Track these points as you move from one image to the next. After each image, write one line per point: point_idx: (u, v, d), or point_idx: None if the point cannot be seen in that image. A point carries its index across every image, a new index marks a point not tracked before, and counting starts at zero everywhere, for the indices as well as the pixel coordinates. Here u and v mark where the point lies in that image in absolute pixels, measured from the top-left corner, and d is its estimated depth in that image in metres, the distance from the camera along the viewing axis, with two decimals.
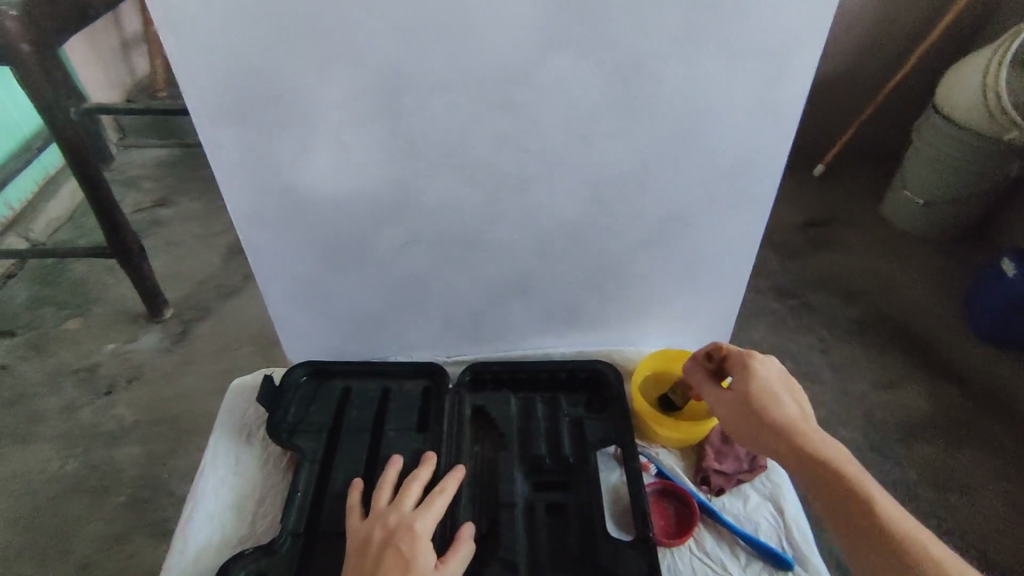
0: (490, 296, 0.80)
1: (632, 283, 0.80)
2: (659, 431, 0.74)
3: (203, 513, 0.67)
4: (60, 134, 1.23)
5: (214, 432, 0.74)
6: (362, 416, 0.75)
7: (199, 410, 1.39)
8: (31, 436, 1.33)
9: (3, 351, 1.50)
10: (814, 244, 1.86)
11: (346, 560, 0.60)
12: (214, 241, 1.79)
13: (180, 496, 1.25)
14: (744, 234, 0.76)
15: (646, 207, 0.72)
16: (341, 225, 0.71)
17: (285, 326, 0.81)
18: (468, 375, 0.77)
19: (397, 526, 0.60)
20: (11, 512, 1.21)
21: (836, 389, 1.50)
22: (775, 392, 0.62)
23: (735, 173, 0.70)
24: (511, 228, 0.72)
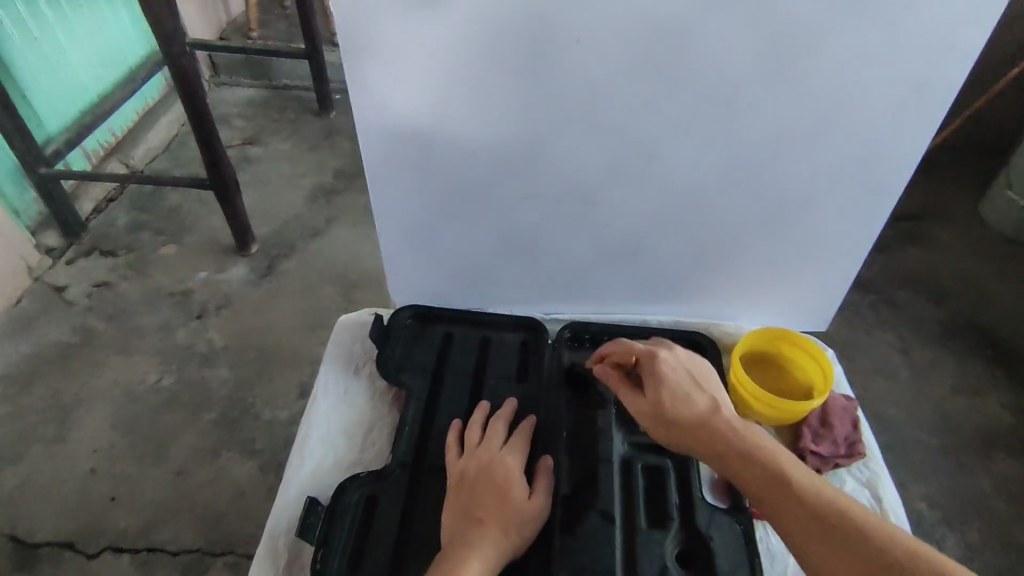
0: (596, 257, 0.81)
1: (739, 257, 0.80)
2: (755, 408, 0.73)
3: (317, 435, 0.72)
4: (175, 65, 1.29)
5: (323, 362, 0.78)
6: (464, 361, 0.77)
7: (282, 343, 1.46)
8: (132, 350, 1.43)
9: (107, 269, 1.60)
10: (905, 239, 1.77)
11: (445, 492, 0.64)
12: (299, 182, 1.85)
13: (265, 421, 1.33)
14: (866, 219, 0.74)
15: (771, 181, 0.71)
16: (463, 173, 0.72)
17: (394, 267, 0.83)
18: (568, 331, 0.79)
19: (491, 461, 0.63)
20: (114, 416, 1.31)
21: (912, 389, 1.46)
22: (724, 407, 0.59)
23: (871, 155, 0.68)
24: (629, 191, 0.73)
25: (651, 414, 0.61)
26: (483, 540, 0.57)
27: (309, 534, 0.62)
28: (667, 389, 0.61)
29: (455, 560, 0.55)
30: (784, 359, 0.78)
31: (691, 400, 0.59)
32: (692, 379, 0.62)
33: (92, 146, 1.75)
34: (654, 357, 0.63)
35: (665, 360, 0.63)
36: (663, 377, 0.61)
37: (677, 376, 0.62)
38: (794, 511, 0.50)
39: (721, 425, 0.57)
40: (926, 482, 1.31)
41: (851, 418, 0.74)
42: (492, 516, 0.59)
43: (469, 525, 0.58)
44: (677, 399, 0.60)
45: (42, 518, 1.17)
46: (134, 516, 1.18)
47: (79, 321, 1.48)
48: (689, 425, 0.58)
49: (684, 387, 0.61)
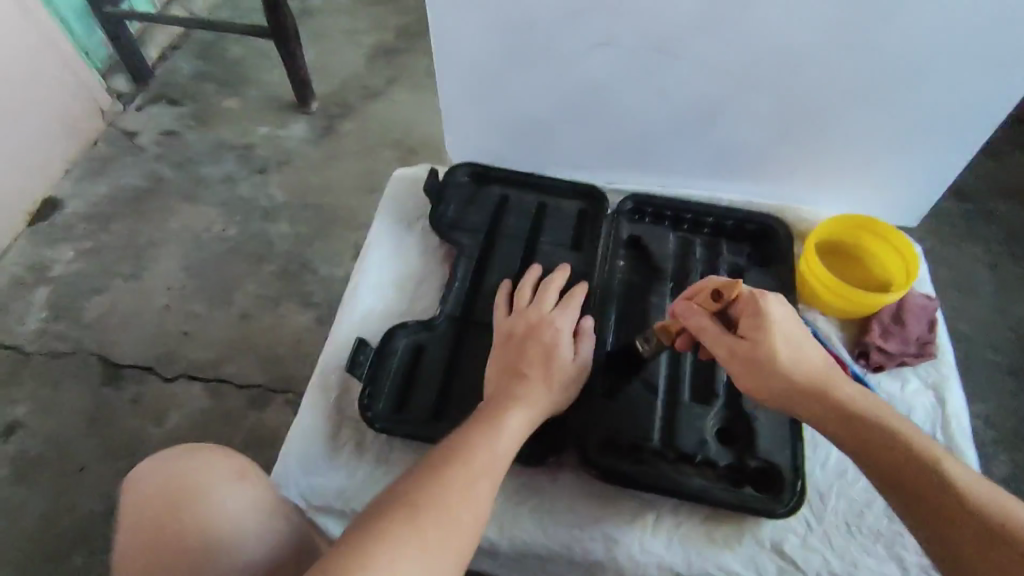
0: (670, 121, 0.74)
1: (831, 129, 0.71)
2: (825, 299, 0.69)
3: (368, 284, 0.72)
4: None
5: (376, 216, 0.78)
6: (518, 224, 0.75)
7: (339, 204, 1.47)
8: (199, 199, 1.48)
9: (174, 117, 1.62)
10: (1022, 144, 1.57)
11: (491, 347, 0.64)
12: (359, 39, 1.77)
13: (322, 276, 1.37)
14: (993, 86, 0.64)
15: (886, 37, 0.61)
16: (532, 13, 0.65)
17: (452, 120, 0.79)
18: (630, 203, 0.75)
19: (539, 321, 0.63)
20: (184, 260, 1.39)
21: (994, 307, 1.35)
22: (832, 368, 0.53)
23: (1019, 2, 0.57)
24: (716, 44, 0.64)
25: (752, 361, 0.53)
26: (526, 393, 0.57)
27: (358, 371, 0.65)
28: (779, 341, 0.52)
29: (497, 410, 0.56)
30: (863, 250, 0.72)
31: (805, 356, 0.52)
32: (796, 327, 0.54)
33: None
34: (762, 297, 0.53)
35: (772, 303, 0.54)
36: (774, 323, 0.53)
37: (786, 321, 0.54)
38: (927, 496, 0.46)
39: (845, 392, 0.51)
40: (988, 401, 1.25)
41: (927, 318, 0.69)
42: (536, 371, 0.59)
43: (514, 379, 0.59)
44: (789, 352, 0.52)
45: (125, 344, 1.28)
46: (205, 351, 1.27)
47: (150, 167, 1.53)
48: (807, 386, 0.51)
49: (795, 339, 0.53)
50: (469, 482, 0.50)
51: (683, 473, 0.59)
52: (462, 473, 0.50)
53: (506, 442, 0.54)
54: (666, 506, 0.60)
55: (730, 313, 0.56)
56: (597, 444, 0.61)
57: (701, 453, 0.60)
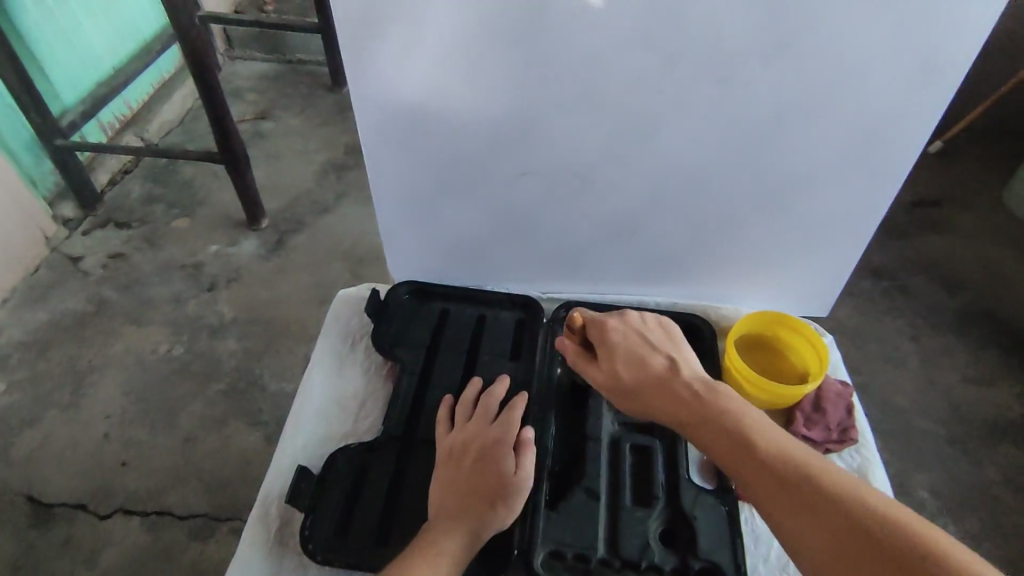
0: (594, 235, 0.80)
1: (737, 238, 0.79)
2: (749, 392, 0.73)
3: (311, 407, 0.73)
4: (186, 39, 1.29)
5: (321, 336, 0.79)
6: (459, 337, 0.78)
7: (290, 317, 1.48)
8: (145, 320, 1.46)
9: (122, 240, 1.63)
10: (922, 226, 1.73)
11: (434, 465, 0.64)
12: (310, 158, 1.86)
13: (271, 392, 1.35)
14: (870, 201, 0.73)
15: (770, 161, 0.69)
16: (459, 149, 0.72)
17: (393, 243, 0.84)
18: (564, 311, 0.80)
19: (481, 436, 0.64)
20: (127, 384, 1.35)
21: (921, 378, 1.43)
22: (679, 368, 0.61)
23: (871, 135, 0.66)
24: (625, 169, 0.72)
25: (607, 380, 0.63)
26: (467, 513, 0.58)
27: (300, 501, 0.63)
28: (621, 360, 0.63)
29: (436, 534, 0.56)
30: (780, 344, 0.78)
31: (645, 363, 0.62)
32: (645, 344, 0.64)
33: (108, 119, 1.77)
34: (606, 325, 0.66)
35: (614, 327, 0.66)
36: (615, 346, 0.64)
37: (628, 343, 0.64)
38: (756, 472, 0.52)
39: (678, 384, 0.59)
40: (930, 471, 1.29)
41: (846, 405, 0.73)
42: (478, 487, 0.60)
43: (455, 498, 0.59)
44: (632, 368, 0.62)
45: (58, 480, 1.21)
46: (145, 481, 1.21)
47: (94, 290, 1.52)
48: (648, 385, 0.61)
49: (639, 354, 0.63)
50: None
51: None
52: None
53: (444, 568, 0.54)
54: None
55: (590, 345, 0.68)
56: (544, 558, 0.61)
57: (646, 558, 0.61)
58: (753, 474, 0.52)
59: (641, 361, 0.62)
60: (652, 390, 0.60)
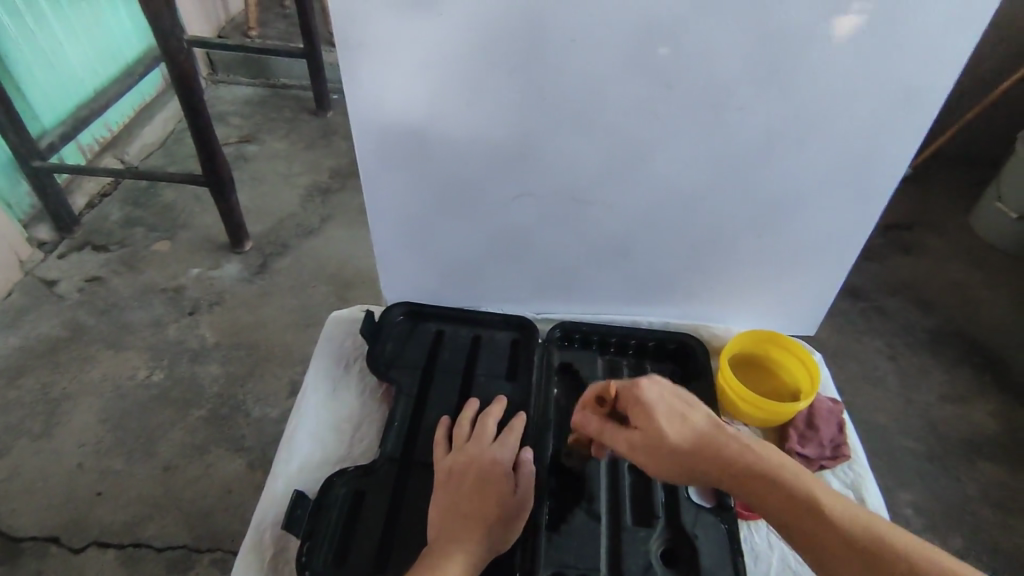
0: (588, 256, 0.81)
1: (728, 260, 0.80)
2: (741, 409, 0.74)
3: (305, 430, 0.72)
4: (172, 62, 1.30)
5: (314, 359, 0.78)
6: (454, 358, 0.78)
7: (274, 341, 1.46)
8: (123, 345, 1.43)
9: (99, 263, 1.59)
10: (894, 249, 1.79)
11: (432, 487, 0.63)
12: (294, 181, 1.85)
13: (255, 418, 1.32)
14: (854, 223, 0.75)
15: (761, 184, 0.72)
16: (457, 170, 0.73)
17: (387, 264, 0.84)
18: (558, 330, 0.80)
19: (480, 457, 0.63)
20: (103, 411, 1.31)
21: (900, 397, 1.47)
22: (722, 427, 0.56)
23: (855, 160, 0.69)
24: (621, 192, 0.73)
25: (649, 446, 0.56)
26: (468, 536, 0.57)
27: (296, 528, 0.62)
28: (663, 420, 0.57)
29: (437, 560, 0.55)
30: (771, 362, 0.79)
31: (690, 423, 0.56)
32: (681, 401, 0.58)
33: (87, 141, 1.75)
34: (636, 385, 0.59)
35: (647, 384, 0.59)
36: (651, 405, 0.57)
37: (667, 402, 0.58)
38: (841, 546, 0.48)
39: (732, 447, 0.54)
40: (913, 489, 1.31)
41: (837, 421, 0.74)
42: (480, 509, 0.59)
43: (456, 521, 0.58)
44: (679, 429, 0.56)
45: (29, 512, 1.16)
46: (121, 512, 1.17)
47: (70, 315, 1.48)
48: (701, 451, 0.54)
49: (680, 413, 0.57)
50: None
51: None
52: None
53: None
54: None
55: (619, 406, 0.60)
56: None
57: None
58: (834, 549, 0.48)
59: (686, 421, 0.56)
60: (707, 456, 0.54)
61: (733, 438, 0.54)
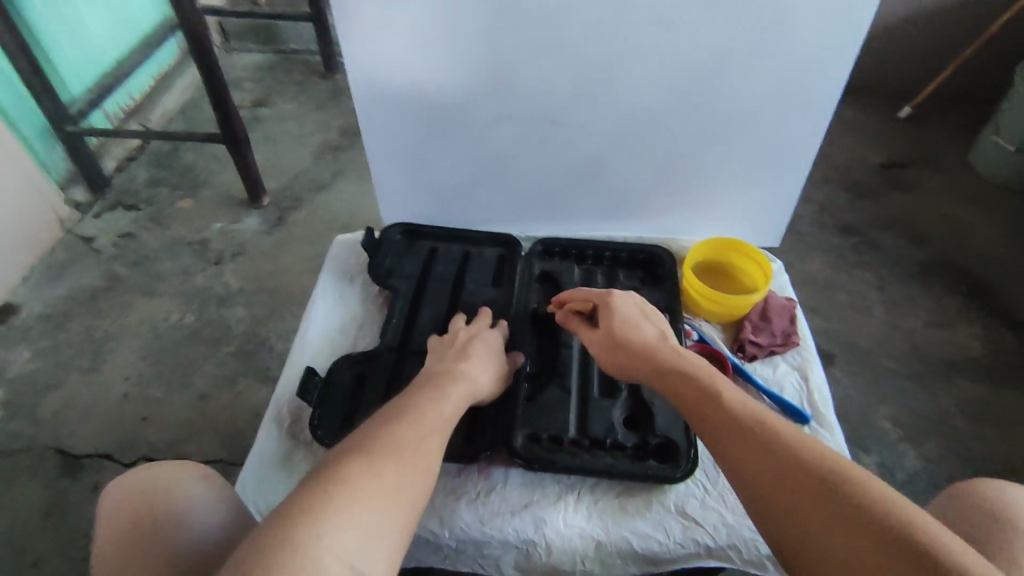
0: (563, 176, 0.89)
1: (692, 174, 0.88)
2: (703, 304, 0.83)
3: (317, 329, 0.83)
4: (186, 24, 1.39)
5: (323, 272, 0.89)
6: (446, 270, 0.88)
7: (293, 285, 1.58)
8: (156, 292, 1.56)
9: (130, 221, 1.72)
10: (888, 186, 1.83)
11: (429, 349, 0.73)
12: (306, 140, 1.95)
13: (278, 352, 1.45)
14: (805, 133, 0.82)
15: (715, 98, 0.79)
16: (439, 97, 0.81)
17: (385, 190, 0.93)
18: (540, 245, 0.89)
19: (476, 333, 0.74)
20: (143, 349, 1.45)
21: (886, 322, 1.53)
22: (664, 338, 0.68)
23: (800, 72, 0.75)
24: (588, 112, 0.81)
25: (602, 342, 0.70)
26: (469, 375, 0.67)
27: (309, 397, 0.73)
28: (617, 321, 0.70)
29: (437, 387, 0.64)
30: (733, 266, 0.87)
31: (640, 329, 0.69)
32: (643, 316, 0.71)
33: (113, 109, 1.86)
34: (609, 295, 0.73)
35: (618, 297, 0.72)
36: (614, 309, 0.71)
37: (629, 311, 0.71)
38: (721, 422, 0.57)
39: (664, 348, 0.66)
40: (894, 405, 1.39)
41: (789, 314, 0.83)
42: (474, 363, 0.69)
43: (450, 365, 0.68)
44: (626, 329, 0.69)
45: (83, 435, 1.31)
46: (164, 433, 1.31)
47: (107, 267, 1.61)
48: (638, 347, 0.67)
49: (634, 321, 0.70)
50: (418, 441, 0.57)
51: (598, 455, 0.69)
52: (411, 431, 0.57)
53: (449, 407, 0.62)
54: (584, 487, 0.68)
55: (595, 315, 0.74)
56: (523, 441, 0.70)
57: (611, 437, 0.70)
58: (715, 423, 0.57)
59: (634, 326, 0.69)
60: (639, 350, 0.67)
61: (668, 344, 0.67)
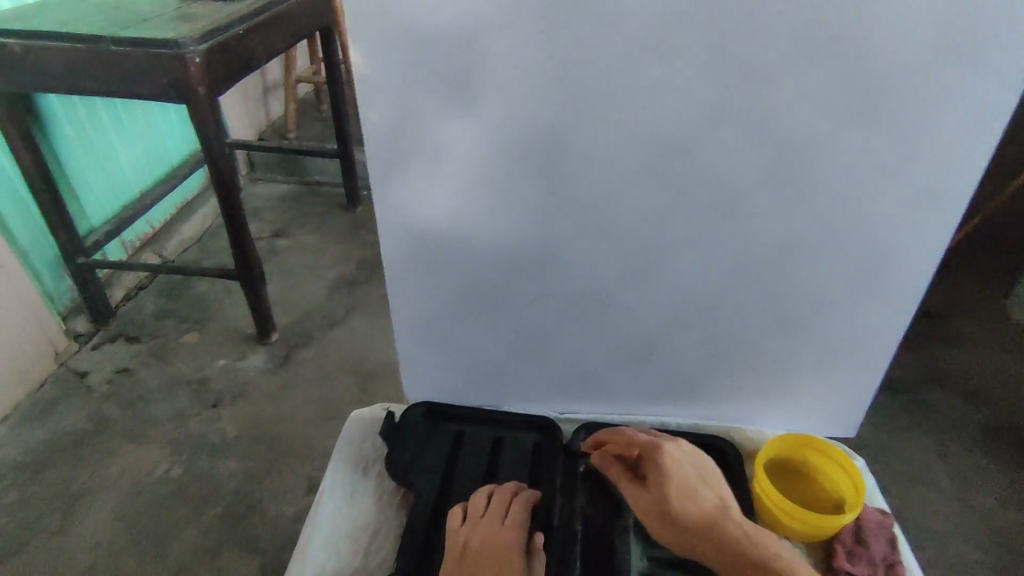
0: (610, 356, 0.80)
1: (756, 361, 0.78)
2: (785, 521, 0.69)
3: (321, 540, 0.70)
4: (213, 165, 1.37)
5: (332, 459, 0.77)
6: (476, 463, 0.76)
7: (294, 435, 1.44)
8: (144, 439, 1.42)
9: (130, 355, 1.63)
10: (930, 337, 1.73)
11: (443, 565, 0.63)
12: (322, 274, 1.90)
13: (271, 517, 1.28)
14: (886, 323, 0.73)
15: (784, 286, 0.71)
16: (478, 274, 0.74)
17: (409, 364, 0.84)
18: (583, 433, 0.79)
19: (494, 539, 0.63)
20: (119, 508, 1.29)
21: (955, 499, 1.36)
22: (727, 510, 0.62)
23: (880, 262, 0.68)
24: (641, 295, 0.73)
25: (653, 509, 0.63)
26: None
27: None
28: (672, 490, 0.62)
29: None
30: (812, 467, 0.75)
31: (699, 499, 0.62)
32: (697, 475, 0.64)
33: (130, 238, 1.84)
34: (659, 450, 0.64)
35: (669, 452, 0.64)
36: (669, 474, 0.62)
37: (683, 473, 0.63)
38: None
39: (734, 532, 0.60)
40: None
41: (888, 536, 0.70)
42: None
43: None
44: (685, 502, 0.61)
45: None
46: None
47: (96, 408, 1.49)
48: (703, 528, 0.60)
49: (690, 487, 0.62)
50: None
51: None
52: None
53: None
54: None
55: (640, 464, 0.66)
56: None
57: None
58: None
59: (689, 494, 0.62)
60: (703, 532, 0.60)
61: (736, 523, 0.60)
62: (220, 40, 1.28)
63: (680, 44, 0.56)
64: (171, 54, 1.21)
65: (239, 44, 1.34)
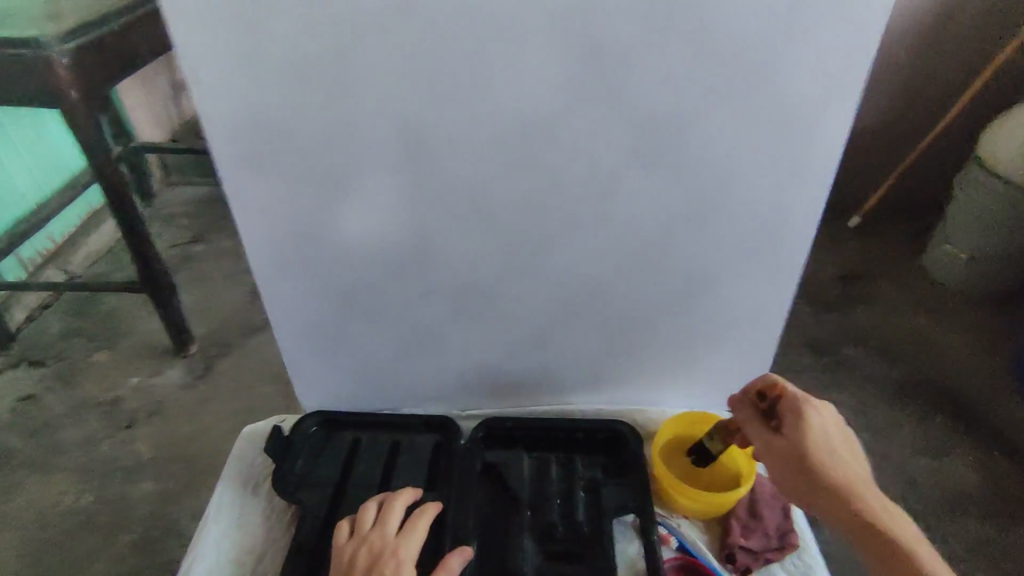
0: (507, 349, 0.78)
1: (653, 341, 0.77)
2: (683, 501, 0.71)
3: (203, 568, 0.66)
4: (100, 174, 1.28)
5: (220, 480, 0.73)
6: (371, 471, 0.73)
7: (214, 450, 1.38)
8: (51, 468, 1.34)
9: (35, 380, 1.52)
10: (849, 299, 1.78)
11: None
12: (241, 279, 1.82)
13: (190, 538, 1.23)
14: (773, 295, 0.73)
15: (668, 266, 0.70)
16: (357, 275, 0.70)
17: (299, 372, 0.80)
18: (482, 431, 0.75)
19: (381, 551, 0.60)
20: (24, 545, 1.21)
21: (871, 453, 1.42)
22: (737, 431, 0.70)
23: (759, 236, 0.68)
24: (527, 285, 0.71)
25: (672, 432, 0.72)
26: None
27: None
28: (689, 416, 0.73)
29: None
30: None
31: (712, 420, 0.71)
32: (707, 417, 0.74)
33: (29, 254, 1.74)
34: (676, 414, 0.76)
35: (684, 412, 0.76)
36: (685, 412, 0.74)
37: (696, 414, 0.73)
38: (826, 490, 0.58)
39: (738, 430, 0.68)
40: None
41: (782, 507, 0.72)
42: None
43: None
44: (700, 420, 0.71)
45: None
46: None
47: None
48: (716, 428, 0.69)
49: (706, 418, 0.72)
50: None
51: None
52: None
53: None
54: None
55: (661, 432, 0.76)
56: None
57: None
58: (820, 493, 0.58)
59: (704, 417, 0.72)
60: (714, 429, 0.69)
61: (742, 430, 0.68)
62: (91, 37, 1.18)
63: (529, 23, 0.53)
64: (35, 55, 1.11)
65: (116, 41, 1.24)
